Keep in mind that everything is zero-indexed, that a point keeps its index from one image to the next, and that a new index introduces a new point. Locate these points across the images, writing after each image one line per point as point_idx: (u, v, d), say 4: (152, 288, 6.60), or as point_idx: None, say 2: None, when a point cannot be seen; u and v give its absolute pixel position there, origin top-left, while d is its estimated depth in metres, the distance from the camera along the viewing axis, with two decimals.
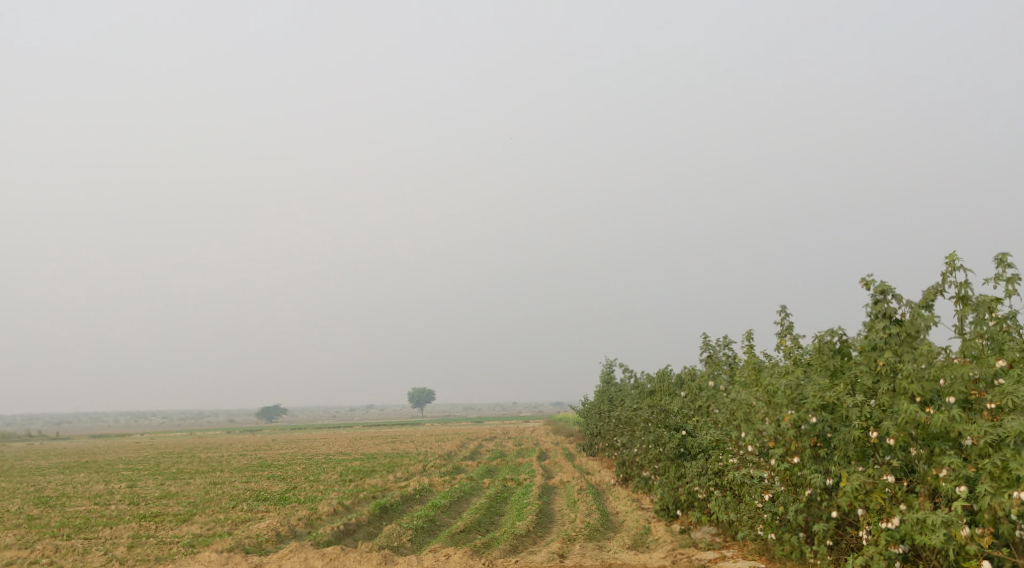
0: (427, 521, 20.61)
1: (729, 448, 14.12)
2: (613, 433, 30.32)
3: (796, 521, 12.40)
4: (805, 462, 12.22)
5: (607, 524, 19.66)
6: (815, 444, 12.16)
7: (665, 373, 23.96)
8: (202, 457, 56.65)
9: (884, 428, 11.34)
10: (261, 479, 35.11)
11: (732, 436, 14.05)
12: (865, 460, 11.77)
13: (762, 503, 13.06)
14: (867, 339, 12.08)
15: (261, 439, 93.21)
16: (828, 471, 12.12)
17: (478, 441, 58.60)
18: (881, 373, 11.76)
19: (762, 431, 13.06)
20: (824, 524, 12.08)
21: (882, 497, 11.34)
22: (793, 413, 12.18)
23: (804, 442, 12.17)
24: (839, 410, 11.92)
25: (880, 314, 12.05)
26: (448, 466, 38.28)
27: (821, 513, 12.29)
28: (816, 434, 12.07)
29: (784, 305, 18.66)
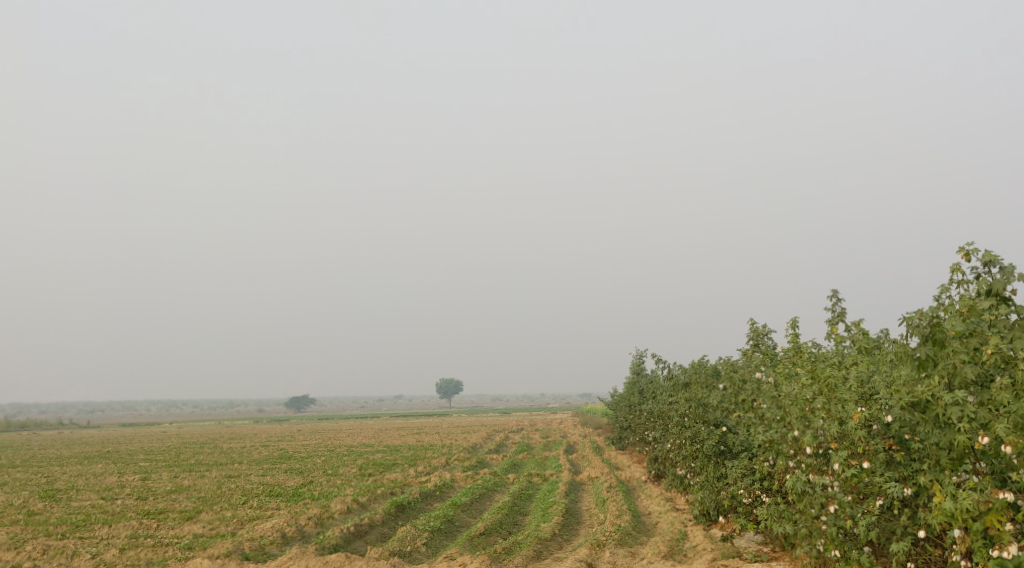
0: (445, 522, 19.16)
1: (778, 447, 12.53)
2: (645, 428, 28.69)
3: (866, 537, 10.76)
4: (877, 467, 10.77)
5: (641, 527, 18.06)
6: (891, 447, 10.82)
7: (700, 363, 22.37)
8: (223, 448, 55.83)
9: (998, 433, 9.68)
10: (277, 473, 33.91)
11: (782, 434, 12.42)
12: (961, 470, 10.15)
13: (822, 515, 11.37)
14: (962, 324, 10.30)
15: (287, 429, 92.62)
16: (904, 478, 10.72)
17: (503, 433, 57.20)
18: (988, 365, 10.06)
19: (821, 430, 11.41)
20: (904, 542, 10.49)
21: (996, 517, 9.70)
22: (863, 410, 10.84)
23: (878, 444, 10.77)
24: (934, 409, 10.26)
25: (984, 292, 10.36)
26: (471, 460, 36.86)
27: (895, 528, 10.74)
28: (891, 434, 10.81)
29: (837, 290, 16.97)
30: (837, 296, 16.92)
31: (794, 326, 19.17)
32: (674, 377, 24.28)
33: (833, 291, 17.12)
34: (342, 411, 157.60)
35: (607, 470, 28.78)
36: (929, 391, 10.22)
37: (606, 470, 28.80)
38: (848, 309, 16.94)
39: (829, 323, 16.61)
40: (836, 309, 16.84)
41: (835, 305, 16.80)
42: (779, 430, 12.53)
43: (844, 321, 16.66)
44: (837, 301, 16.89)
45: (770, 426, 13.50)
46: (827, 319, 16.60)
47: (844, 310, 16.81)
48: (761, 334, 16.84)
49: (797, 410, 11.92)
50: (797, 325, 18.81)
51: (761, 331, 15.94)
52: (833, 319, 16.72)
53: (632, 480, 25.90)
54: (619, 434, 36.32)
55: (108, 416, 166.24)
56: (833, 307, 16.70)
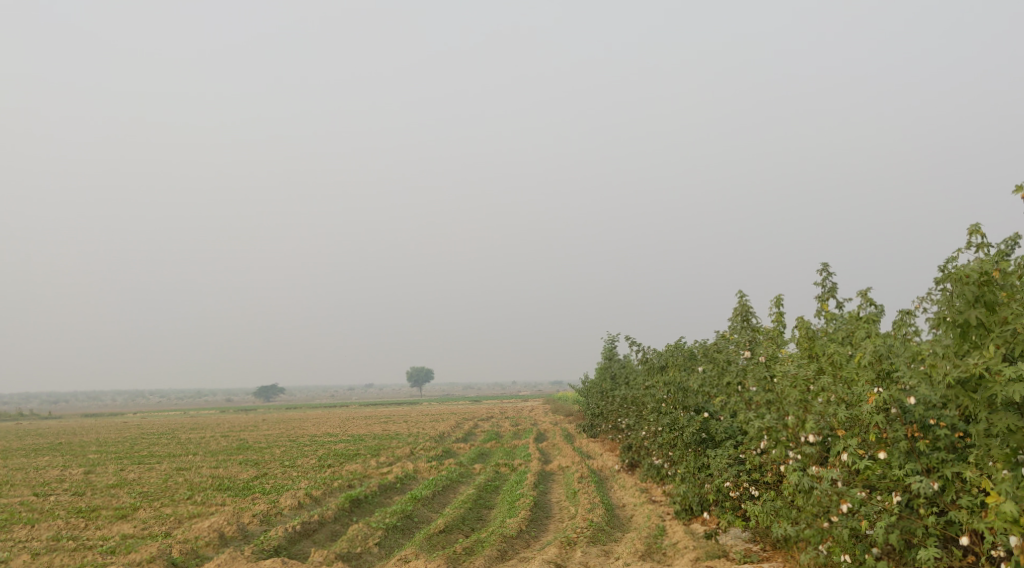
0: (402, 518, 17.57)
1: (768, 435, 11.18)
2: (618, 414, 27.31)
3: (885, 541, 9.42)
4: (895, 458, 9.54)
5: (614, 522, 16.64)
6: (913, 434, 9.52)
7: (678, 345, 20.99)
8: (179, 439, 53.53)
9: None
10: (231, 465, 32.09)
11: (774, 420, 11.06)
12: (1016, 463, 8.85)
13: (827, 513, 10.01)
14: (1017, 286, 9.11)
15: (253, 418, 90.18)
16: (928, 471, 9.43)
17: (471, 421, 55.62)
18: None
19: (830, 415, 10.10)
20: (932, 548, 9.18)
21: None
22: (880, 392, 9.57)
23: (899, 431, 9.47)
24: (987, 388, 9.00)
25: None
26: (437, 449, 35.27)
27: (916, 529, 9.47)
28: (916, 420, 9.50)
29: (828, 263, 15.63)
30: (828, 270, 15.58)
31: (779, 304, 17.84)
32: (650, 360, 22.88)
33: (823, 264, 15.80)
34: (310, 400, 154.96)
35: (579, 459, 27.36)
36: (982, 365, 8.97)
37: (578, 458, 27.35)
38: (839, 284, 15.61)
39: (819, 300, 15.29)
40: (826, 284, 15.51)
41: (826, 279, 15.42)
42: (771, 414, 11.18)
43: (835, 297, 15.34)
44: (827, 276, 15.57)
45: (759, 411, 12.16)
46: (818, 296, 15.27)
47: (835, 285, 15.46)
48: (745, 312, 15.44)
49: (797, 394, 10.63)
50: (782, 303, 17.45)
51: (747, 307, 14.52)
52: (823, 295, 15.39)
53: (605, 470, 24.50)
54: (591, 421, 34.96)
55: (69, 408, 162.06)
56: (823, 282, 15.37)
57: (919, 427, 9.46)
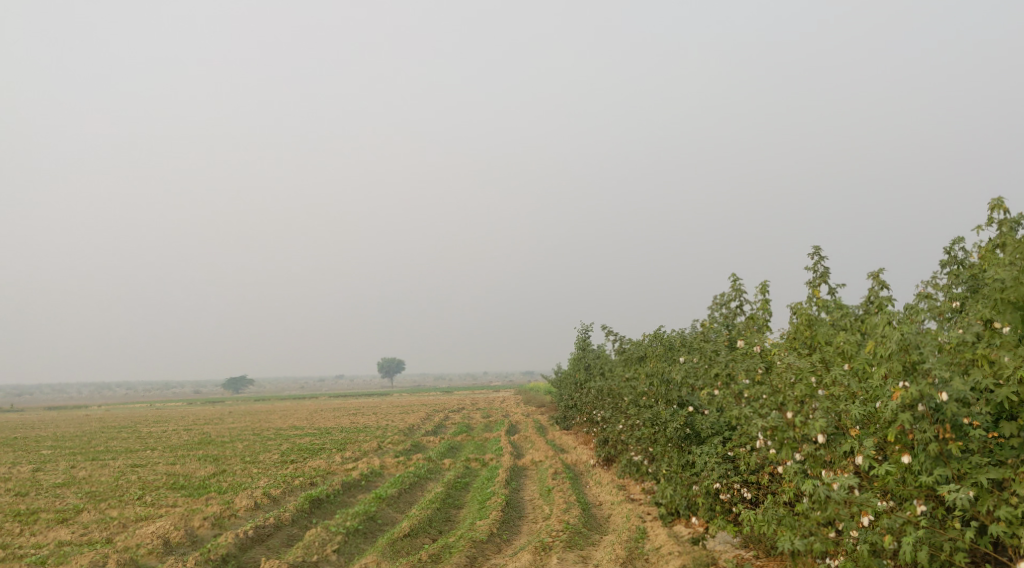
0: (365, 521, 16.37)
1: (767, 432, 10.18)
2: (593, 406, 26.30)
3: (913, 557, 8.54)
4: (922, 463, 8.66)
5: (591, 523, 15.60)
6: (944, 436, 8.60)
7: (657, 334, 20.01)
8: (140, 433, 51.72)
9: None
10: (189, 462, 30.61)
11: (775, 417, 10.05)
12: None
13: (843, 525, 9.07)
14: None
15: (220, 411, 88.20)
16: (959, 477, 8.56)
17: (442, 412, 54.48)
18: None
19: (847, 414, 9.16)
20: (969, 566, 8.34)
21: None
22: (908, 388, 8.62)
23: (929, 432, 8.57)
24: None
25: None
26: (405, 443, 34.04)
27: (945, 542, 8.61)
28: (946, 420, 8.57)
29: (820, 246, 14.70)
30: (819, 254, 14.66)
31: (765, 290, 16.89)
32: (627, 350, 21.85)
33: (815, 246, 14.87)
34: (280, 392, 152.62)
35: (553, 453, 26.32)
36: None
37: (552, 453, 26.30)
38: (830, 268, 14.67)
39: (811, 285, 14.35)
40: (818, 269, 14.58)
41: (817, 264, 14.54)
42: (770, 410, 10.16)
43: (827, 282, 14.41)
44: (818, 260, 14.63)
45: (751, 405, 11.18)
46: (810, 281, 14.33)
47: (827, 271, 14.58)
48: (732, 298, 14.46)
49: (803, 388, 9.62)
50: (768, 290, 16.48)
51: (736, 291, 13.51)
52: (815, 280, 14.46)
53: (580, 465, 23.48)
54: (564, 413, 33.98)
55: (30, 400, 158.21)
56: (814, 266, 14.44)
57: (949, 428, 8.56)
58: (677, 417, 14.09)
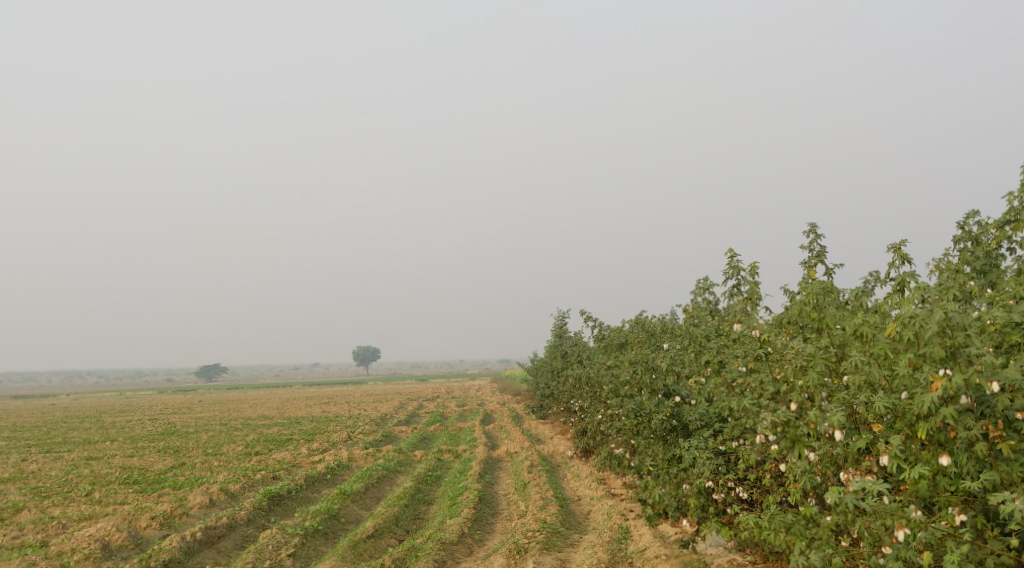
0: (326, 519, 15.20)
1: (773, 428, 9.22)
2: (571, 395, 25.26)
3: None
4: (964, 463, 7.87)
5: (570, 522, 14.52)
6: (990, 432, 7.81)
7: (639, 319, 19.00)
8: (103, 424, 49.97)
9: None
10: (147, 454, 29.18)
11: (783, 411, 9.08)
12: None
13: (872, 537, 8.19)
14: None
15: (189, 400, 86.21)
16: (1006, 480, 7.78)
17: (416, 401, 53.29)
18: None
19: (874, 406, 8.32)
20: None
21: None
22: (950, 377, 7.77)
23: (976, 428, 7.78)
24: None
25: None
26: (376, 433, 32.83)
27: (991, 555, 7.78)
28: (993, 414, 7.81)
29: (815, 224, 13.75)
30: (814, 232, 13.72)
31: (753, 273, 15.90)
32: (607, 336, 20.77)
33: (809, 223, 13.96)
34: (253, 381, 150.33)
35: (529, 444, 25.26)
36: None
37: (528, 443, 25.22)
38: (826, 247, 13.72)
39: (806, 265, 13.39)
40: (813, 248, 13.62)
41: (812, 243, 13.60)
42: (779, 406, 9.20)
43: (823, 263, 13.44)
44: (813, 239, 13.68)
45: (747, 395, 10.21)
46: (805, 261, 13.36)
47: (822, 249, 13.62)
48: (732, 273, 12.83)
49: (817, 377, 8.72)
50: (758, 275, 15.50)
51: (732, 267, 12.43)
52: (810, 260, 13.50)
53: (557, 457, 22.43)
54: (539, 402, 32.96)
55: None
56: (810, 245, 13.48)
57: (997, 424, 7.79)
58: (662, 408, 13.07)
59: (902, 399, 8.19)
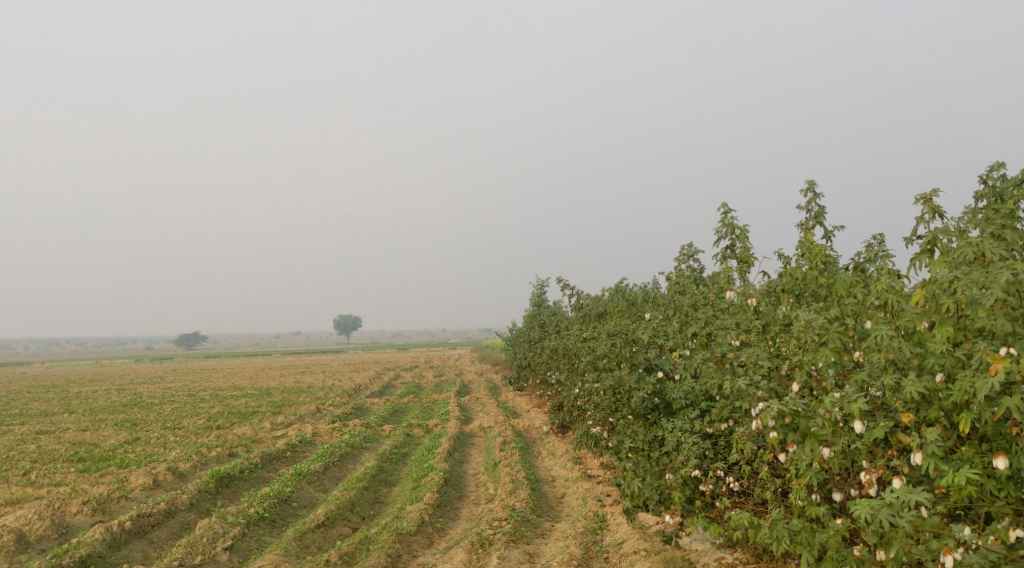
0: (275, 505, 13.87)
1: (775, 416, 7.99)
2: (549, 367, 23.95)
3: None
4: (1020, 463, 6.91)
5: (541, 508, 13.28)
6: None
7: (620, 287, 17.68)
8: (67, 394, 48.29)
9: None
10: (103, 427, 27.68)
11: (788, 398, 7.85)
12: None
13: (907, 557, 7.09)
14: None
15: (165, 369, 84.39)
16: None
17: (393, 371, 52.00)
18: None
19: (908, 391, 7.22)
20: None
21: None
22: (1011, 359, 6.78)
23: None
24: None
25: None
26: (346, 405, 31.48)
27: None
28: None
29: (813, 181, 12.39)
30: (813, 189, 12.34)
31: None
32: (586, 306, 19.45)
33: (806, 181, 12.62)
34: (233, 350, 148.29)
35: (503, 418, 23.98)
36: None
37: (503, 418, 23.95)
38: (825, 207, 12.36)
39: (803, 228, 12.08)
40: (811, 208, 12.27)
41: (810, 201, 12.24)
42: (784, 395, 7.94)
43: (822, 225, 12.12)
44: (811, 197, 12.32)
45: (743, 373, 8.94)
46: (801, 223, 12.04)
47: (821, 209, 12.28)
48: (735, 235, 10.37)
49: (833, 353, 7.56)
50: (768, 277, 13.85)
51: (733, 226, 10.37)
52: (808, 222, 12.18)
53: (532, 432, 21.16)
54: (517, 373, 31.78)
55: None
56: (807, 205, 12.13)
57: None
58: (644, 384, 11.81)
59: (939, 383, 7.16)
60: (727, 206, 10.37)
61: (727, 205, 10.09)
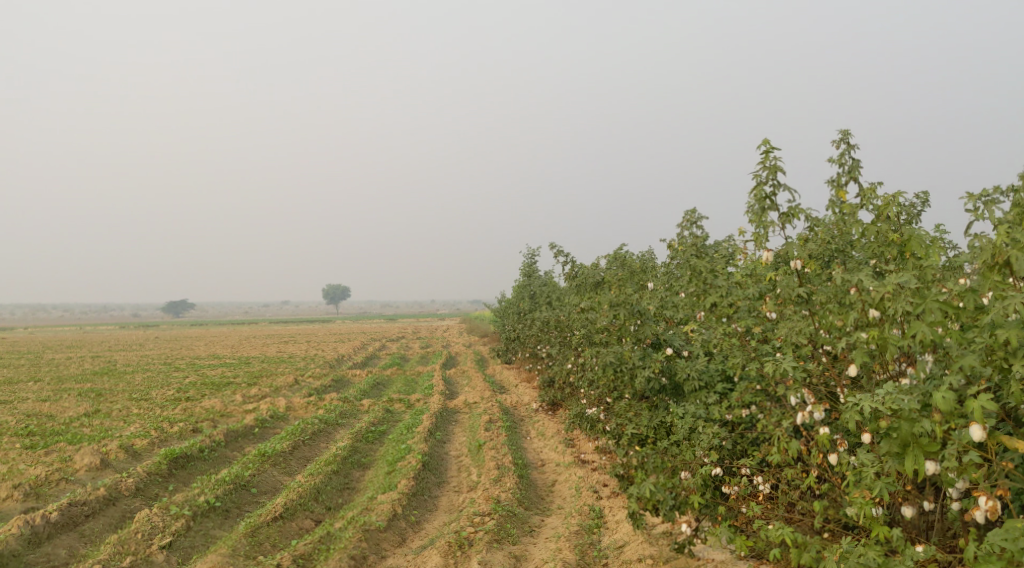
0: (231, 491, 12.35)
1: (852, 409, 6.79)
2: (539, 340, 22.40)
3: None
4: None
5: (529, 499, 11.77)
6: None
7: (620, 254, 16.05)
8: (40, 360, 46.48)
9: None
10: (64, 398, 25.99)
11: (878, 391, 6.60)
12: None
13: None
14: None
15: (147, 336, 82.65)
16: None
17: (379, 342, 50.38)
18: None
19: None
20: None
21: None
22: None
23: None
24: None
25: None
26: (326, 377, 29.86)
27: None
28: None
29: (849, 130, 10.71)
30: (847, 140, 10.69)
31: None
32: (581, 274, 17.84)
33: (838, 131, 10.98)
34: (219, 318, 146.42)
35: (490, 393, 22.43)
36: None
37: (490, 393, 22.41)
38: (860, 160, 10.71)
39: (834, 185, 10.50)
40: (844, 161, 10.64)
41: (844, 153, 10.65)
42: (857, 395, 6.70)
43: (857, 181, 10.53)
44: (845, 148, 10.69)
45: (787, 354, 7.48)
46: (833, 179, 10.47)
47: (855, 160, 10.67)
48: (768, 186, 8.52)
49: (935, 330, 6.49)
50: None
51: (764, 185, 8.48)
52: (840, 176, 10.55)
53: (520, 410, 19.66)
54: (505, 346, 30.26)
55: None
56: (840, 158, 10.53)
57: None
58: (649, 362, 10.12)
59: None
60: (768, 145, 8.56)
61: (768, 139, 8.25)
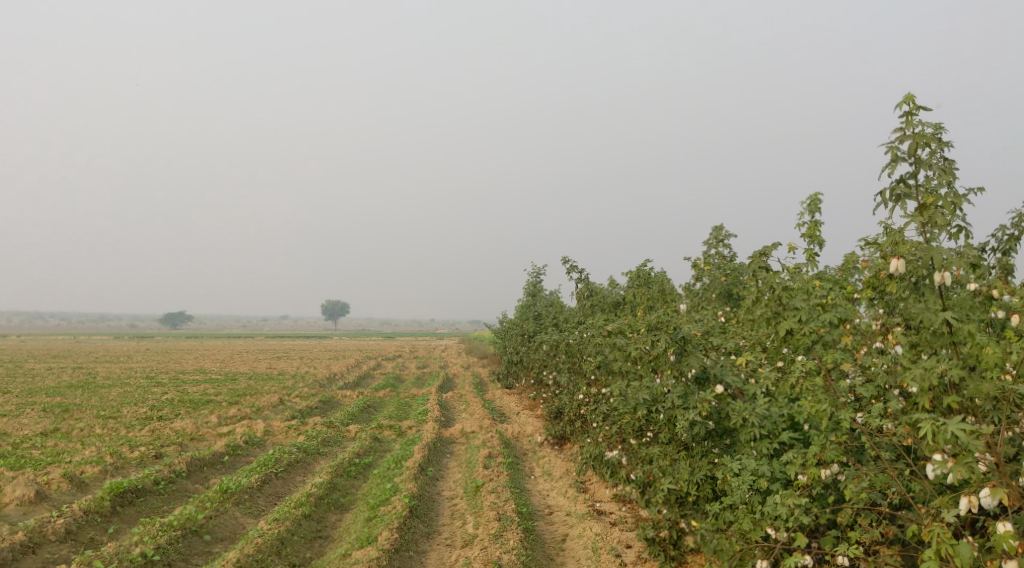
0: (178, 540, 10.28)
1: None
2: (545, 365, 20.32)
3: None
4: None
5: (537, 562, 9.78)
6: None
7: (645, 269, 14.03)
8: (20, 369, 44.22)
9: None
10: (25, 413, 23.80)
11: None
12: None
13: None
14: None
15: (138, 347, 80.41)
16: None
17: (375, 361, 48.34)
18: None
19: None
20: None
21: None
22: None
23: None
24: None
25: None
26: (313, 398, 27.74)
27: None
28: None
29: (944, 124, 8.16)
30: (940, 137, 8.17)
31: (815, 210, 10.99)
32: (597, 293, 15.86)
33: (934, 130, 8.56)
34: (216, 330, 144.32)
35: (490, 422, 20.33)
36: None
37: (489, 422, 20.29)
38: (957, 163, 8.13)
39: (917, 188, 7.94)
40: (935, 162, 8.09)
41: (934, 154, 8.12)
42: None
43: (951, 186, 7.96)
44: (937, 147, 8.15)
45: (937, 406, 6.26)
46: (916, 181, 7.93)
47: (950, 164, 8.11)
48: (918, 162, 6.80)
49: None
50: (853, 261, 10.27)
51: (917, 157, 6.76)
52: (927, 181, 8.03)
53: (523, 442, 17.64)
54: (507, 369, 28.23)
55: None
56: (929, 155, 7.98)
57: None
58: (695, 402, 8.15)
59: None
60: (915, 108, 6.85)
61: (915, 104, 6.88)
